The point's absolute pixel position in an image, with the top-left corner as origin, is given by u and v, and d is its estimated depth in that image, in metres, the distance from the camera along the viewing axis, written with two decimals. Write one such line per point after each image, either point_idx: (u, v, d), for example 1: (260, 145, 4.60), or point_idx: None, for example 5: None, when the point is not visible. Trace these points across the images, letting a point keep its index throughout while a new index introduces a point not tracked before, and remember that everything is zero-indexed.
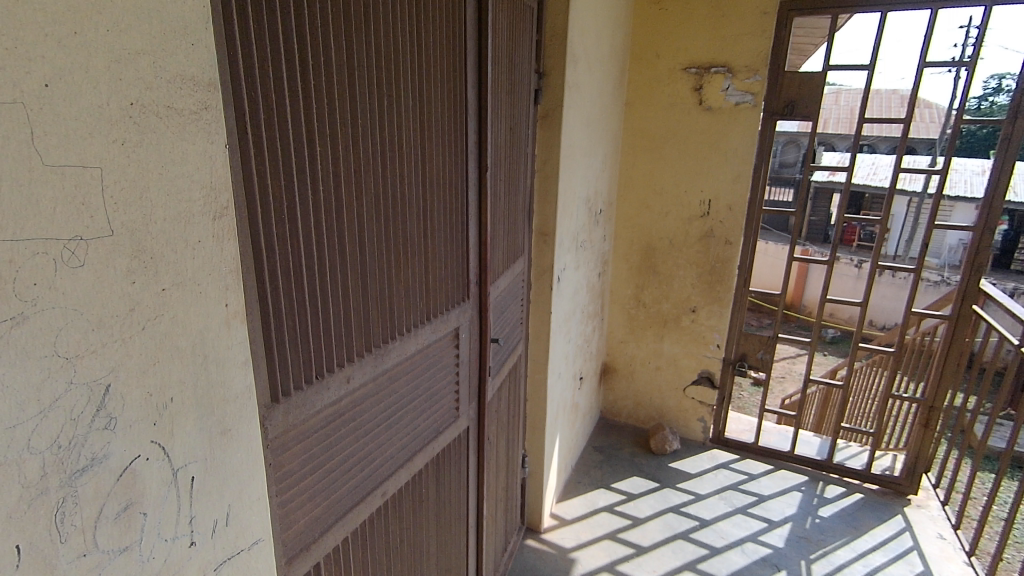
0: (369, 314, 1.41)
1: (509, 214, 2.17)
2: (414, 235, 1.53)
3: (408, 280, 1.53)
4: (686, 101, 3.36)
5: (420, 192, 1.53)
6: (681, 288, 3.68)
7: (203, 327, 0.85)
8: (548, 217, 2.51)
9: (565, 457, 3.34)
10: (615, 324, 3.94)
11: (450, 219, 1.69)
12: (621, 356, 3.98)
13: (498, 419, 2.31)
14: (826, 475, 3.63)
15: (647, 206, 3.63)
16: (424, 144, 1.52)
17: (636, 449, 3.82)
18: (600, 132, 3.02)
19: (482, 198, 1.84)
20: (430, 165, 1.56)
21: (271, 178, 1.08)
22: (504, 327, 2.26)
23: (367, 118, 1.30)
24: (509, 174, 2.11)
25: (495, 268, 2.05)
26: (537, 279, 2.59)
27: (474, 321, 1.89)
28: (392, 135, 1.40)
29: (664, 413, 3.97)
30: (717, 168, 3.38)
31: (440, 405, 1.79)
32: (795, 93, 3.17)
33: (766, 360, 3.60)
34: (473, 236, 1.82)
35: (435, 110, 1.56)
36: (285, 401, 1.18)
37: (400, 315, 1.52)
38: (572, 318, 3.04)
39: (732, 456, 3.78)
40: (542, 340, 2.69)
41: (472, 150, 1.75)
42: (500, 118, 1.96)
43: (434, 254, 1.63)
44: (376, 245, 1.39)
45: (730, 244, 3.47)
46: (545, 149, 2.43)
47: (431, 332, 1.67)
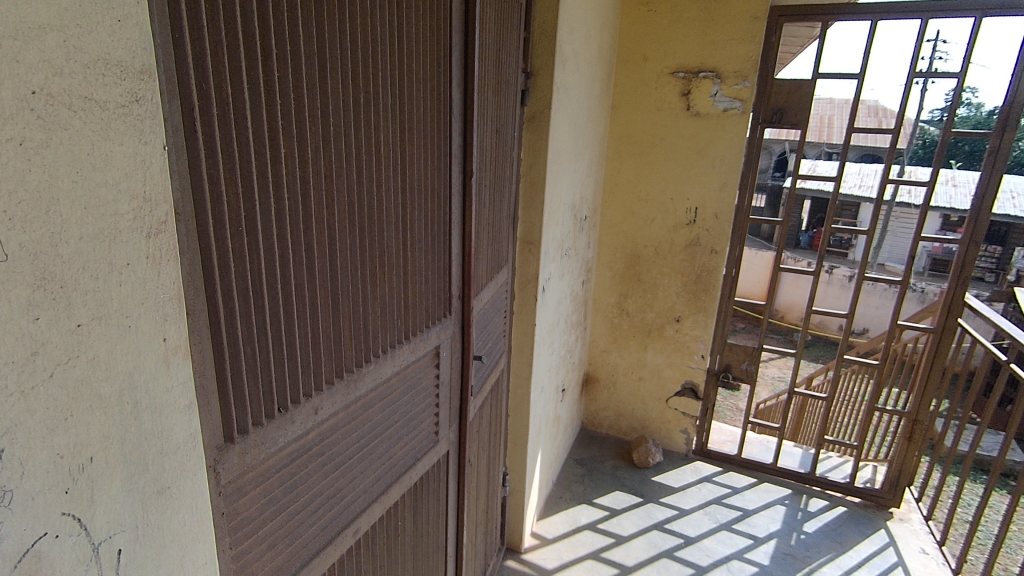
0: (341, 336, 1.26)
1: (493, 222, 2.03)
2: (391, 247, 1.38)
3: (384, 297, 1.38)
4: (674, 105, 3.28)
5: (399, 199, 1.39)
6: (665, 298, 3.60)
7: (133, 367, 0.69)
8: (533, 224, 2.38)
9: (547, 472, 3.22)
10: (598, 334, 3.83)
11: (431, 228, 1.54)
12: (603, 366, 3.89)
13: (479, 440, 2.17)
14: (809, 487, 3.58)
15: (632, 213, 3.54)
16: (403, 147, 1.38)
17: (618, 461, 3.72)
18: (587, 135, 2.91)
19: (466, 206, 1.70)
20: (410, 170, 1.42)
21: (225, 186, 0.92)
22: (486, 341, 2.12)
23: (339, 117, 1.15)
24: (494, 179, 1.97)
25: (478, 280, 1.91)
26: (521, 290, 2.46)
27: (456, 339, 1.75)
28: (368, 136, 1.25)
29: (646, 424, 3.88)
30: (704, 175, 3.31)
31: (418, 430, 1.65)
32: (783, 101, 3.11)
33: (751, 371, 3.54)
34: (456, 246, 1.68)
35: (417, 110, 1.41)
36: (242, 440, 1.03)
37: (375, 335, 1.37)
38: (556, 329, 2.92)
39: (715, 469, 3.71)
40: (525, 353, 2.56)
41: (456, 154, 1.61)
42: (486, 119, 1.82)
43: (413, 268, 1.49)
44: (349, 259, 1.24)
45: (716, 253, 3.40)
46: (530, 153, 2.30)
47: (409, 353, 1.52)
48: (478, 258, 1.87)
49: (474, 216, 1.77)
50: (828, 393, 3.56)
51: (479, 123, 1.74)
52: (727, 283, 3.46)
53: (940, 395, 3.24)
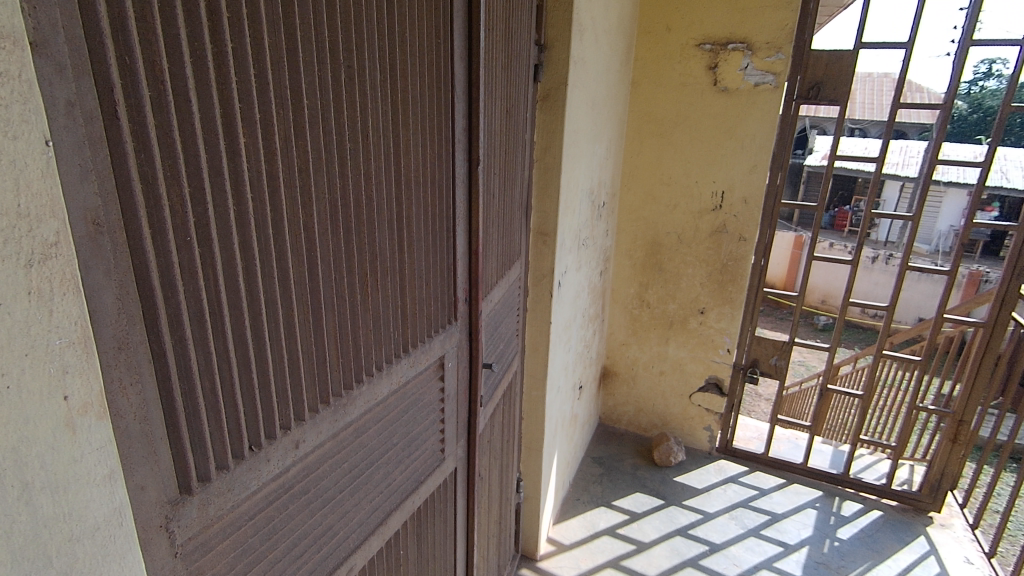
0: (326, 357, 1.08)
1: (503, 214, 1.83)
2: (385, 250, 1.20)
3: (377, 309, 1.20)
4: (699, 81, 3.03)
5: (393, 193, 1.19)
6: (688, 289, 3.39)
7: (19, 440, 0.52)
8: (548, 214, 2.18)
9: (563, 474, 3.06)
10: (617, 326, 3.64)
11: (431, 226, 1.35)
12: (621, 360, 3.70)
13: (490, 451, 2.00)
14: (842, 489, 3.39)
15: (653, 198, 3.31)
16: (398, 133, 1.18)
17: (638, 460, 3.55)
18: (605, 115, 2.68)
19: (472, 198, 1.50)
20: (406, 160, 1.22)
21: (164, 186, 0.74)
22: (497, 345, 1.94)
23: (316, 97, 0.95)
24: (503, 165, 1.76)
25: (487, 280, 1.72)
26: (535, 285, 2.27)
27: (461, 347, 1.57)
28: (353, 121, 1.05)
29: (667, 420, 3.70)
30: (732, 157, 3.07)
31: (422, 450, 1.49)
32: (821, 74, 2.86)
33: (780, 366, 3.32)
34: (461, 244, 1.49)
35: (414, 88, 1.21)
36: (202, 490, 0.86)
37: (367, 352, 1.19)
38: (572, 325, 2.73)
39: (741, 468, 3.53)
40: (540, 354, 2.37)
41: (460, 139, 1.41)
42: (495, 98, 1.61)
43: (411, 272, 1.30)
44: (334, 267, 1.06)
45: (744, 241, 3.17)
46: (544, 136, 2.09)
47: (408, 367, 1.34)
48: (488, 255, 1.68)
49: (482, 208, 1.57)
50: (864, 390, 3.33)
51: (486, 102, 1.54)
52: (756, 273, 3.23)
53: (989, 393, 3.02)
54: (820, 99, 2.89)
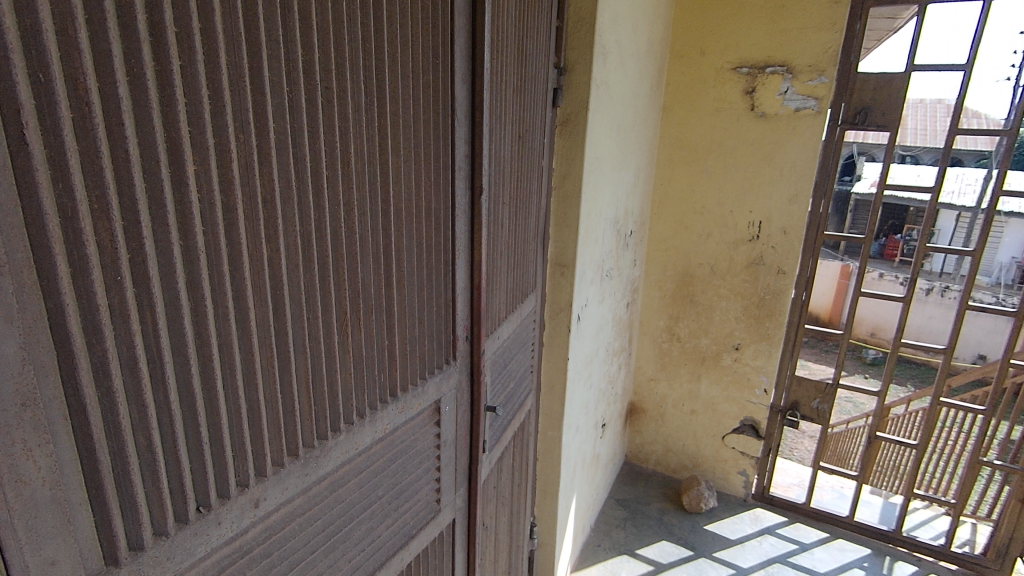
0: (294, 405, 0.98)
1: (514, 245, 1.71)
2: (370, 286, 1.10)
3: (360, 350, 1.10)
4: (735, 105, 2.88)
5: (379, 225, 1.09)
6: (722, 323, 3.19)
7: None
8: (566, 245, 2.05)
9: (583, 518, 2.87)
10: (645, 360, 3.45)
11: (425, 260, 1.25)
12: (650, 396, 3.50)
13: (496, 497, 1.86)
14: (893, 548, 3.09)
15: (685, 227, 3.15)
16: (388, 161, 1.09)
17: (666, 505, 3.32)
18: (632, 140, 2.55)
19: (475, 230, 1.39)
20: (396, 189, 1.12)
21: (88, 220, 0.65)
22: (506, 385, 1.80)
23: (285, 122, 0.86)
24: (515, 194, 1.65)
25: (493, 315, 1.60)
26: (552, 319, 2.14)
27: (461, 389, 1.45)
28: (332, 147, 0.96)
29: (698, 461, 3.47)
30: (770, 185, 2.89)
31: (414, 501, 1.36)
32: (868, 98, 2.68)
33: (823, 410, 3.07)
34: (461, 279, 1.38)
35: (406, 111, 1.12)
36: (133, 561, 0.76)
37: (347, 398, 1.09)
38: (594, 361, 2.57)
39: (779, 519, 3.25)
40: (556, 391, 2.23)
41: (461, 167, 1.31)
42: (506, 123, 1.51)
43: (401, 310, 1.20)
44: (306, 306, 0.97)
45: (783, 274, 2.96)
46: (564, 163, 1.98)
47: (397, 413, 1.23)
48: (494, 290, 1.57)
49: (486, 239, 1.46)
50: (919, 439, 3.04)
51: (493, 127, 1.43)
52: (796, 308, 3.01)
53: None
54: (867, 125, 2.71)
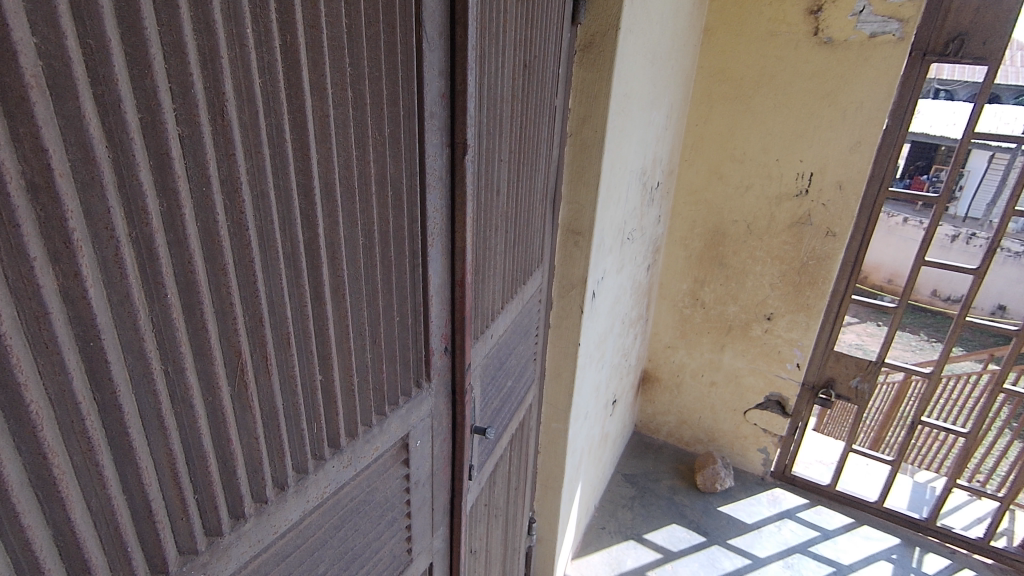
0: (153, 506, 0.62)
1: (514, 215, 1.31)
2: (283, 304, 0.71)
3: (269, 400, 0.73)
4: (795, 28, 2.34)
5: (295, 212, 0.69)
6: (755, 289, 2.79)
7: None
8: (582, 208, 1.63)
9: (587, 502, 2.60)
10: (663, 327, 3.09)
11: (379, 253, 0.85)
12: (666, 364, 3.17)
13: (487, 514, 1.55)
14: (924, 538, 2.82)
15: (719, 178, 2.69)
16: (306, 103, 0.67)
17: (677, 482, 3.07)
18: (667, 71, 2.06)
19: (456, 205, 0.97)
20: (321, 151, 0.71)
21: None
22: (501, 388, 1.45)
23: (60, 29, 0.44)
24: (516, 148, 1.23)
25: (485, 310, 1.22)
26: (561, 297, 1.76)
27: (439, 415, 1.09)
28: (184, 85, 0.54)
29: (715, 435, 3.19)
30: (828, 130, 2.41)
31: (375, 563, 1.04)
32: (966, 22, 2.14)
33: (862, 390, 2.73)
34: (435, 276, 0.98)
35: (335, 26, 0.68)
36: None
37: (252, 468, 0.73)
38: (608, 338, 2.21)
39: (801, 501, 3.00)
40: (562, 379, 1.88)
41: (435, 112, 0.88)
42: (505, 50, 1.07)
43: (341, 329, 0.82)
44: (160, 354, 0.59)
45: (833, 236, 2.53)
46: (583, 103, 1.53)
47: (340, 470, 0.88)
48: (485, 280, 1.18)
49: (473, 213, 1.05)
50: (971, 429, 2.65)
51: (485, 48, 0.98)
52: (843, 276, 2.60)
53: None
54: (962, 57, 2.18)
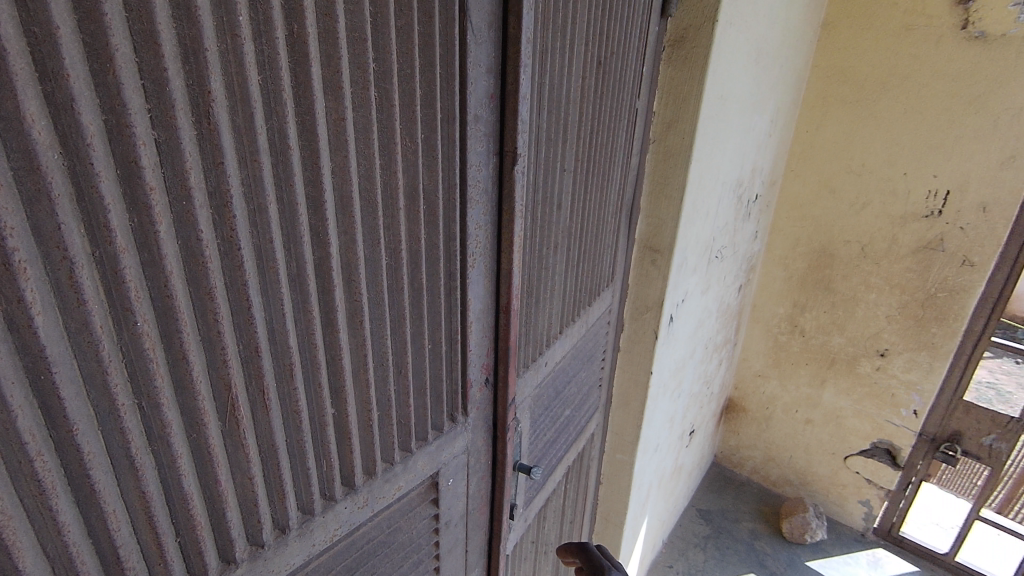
0: (123, 554, 0.55)
1: (580, 231, 1.17)
2: (285, 332, 0.62)
3: (267, 437, 0.65)
4: (936, 21, 2.00)
5: (300, 228, 0.60)
6: (866, 320, 2.45)
7: None
8: (662, 224, 1.46)
9: (654, 538, 2.40)
10: (753, 353, 2.80)
11: (408, 275, 0.75)
12: (754, 394, 2.87)
13: (534, 552, 1.42)
14: None
15: (830, 192, 2.38)
16: (317, 105, 0.58)
17: (758, 526, 2.77)
18: (774, 71, 1.82)
19: (502, 221, 0.86)
20: (336, 160, 0.62)
21: None
22: (556, 419, 1.32)
23: None
24: (584, 156, 1.09)
25: (538, 336, 1.09)
26: (633, 320, 1.59)
27: (476, 451, 0.98)
28: (160, 82, 0.46)
29: (807, 478, 2.85)
30: (972, 140, 2.04)
31: None
32: None
33: (998, 450, 2.31)
34: (476, 301, 0.86)
35: (356, 15, 0.59)
36: None
37: (246, 511, 0.66)
38: (687, 365, 2.00)
39: (909, 567, 2.59)
40: (629, 409, 1.71)
41: (481, 115, 0.76)
42: (574, 45, 0.93)
43: (357, 360, 0.72)
44: (131, 387, 0.52)
45: (970, 265, 2.15)
46: (669, 106, 1.36)
47: (355, 510, 0.79)
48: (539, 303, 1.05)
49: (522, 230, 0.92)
50: None
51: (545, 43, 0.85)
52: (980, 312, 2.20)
53: None
54: None
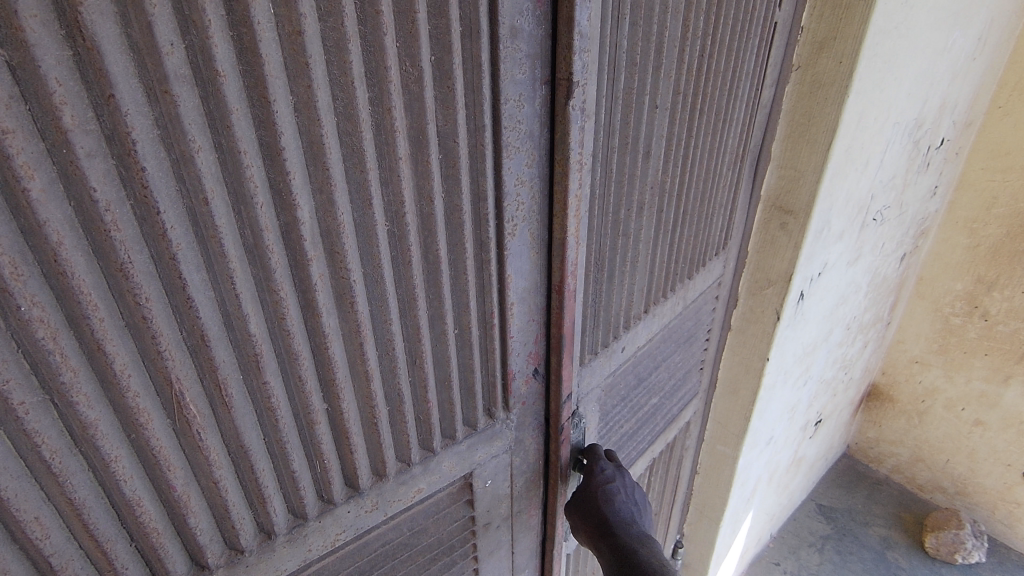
0: (58, 562, 0.47)
1: (680, 187, 0.92)
2: (243, 317, 0.49)
3: (234, 438, 0.54)
4: None
5: (252, 185, 0.46)
6: None
7: None
8: (799, 178, 1.14)
9: (760, 531, 2.13)
10: (913, 336, 2.30)
11: (418, 246, 0.58)
12: (907, 384, 2.39)
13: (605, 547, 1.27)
14: None
15: None
16: (258, 12, 0.41)
17: (894, 534, 2.37)
18: None
19: (553, 175, 0.65)
20: (297, 92, 0.45)
21: None
22: (637, 408, 1.12)
23: None
24: (692, 88, 0.83)
25: (612, 318, 0.89)
26: (749, 294, 1.31)
27: (522, 450, 0.83)
28: None
29: (967, 489, 2.36)
30: None
31: None
32: None
33: None
34: (517, 279, 0.68)
35: None
36: None
37: (217, 516, 0.56)
38: (820, 349, 1.66)
39: None
40: (737, 398, 1.44)
41: (522, 28, 0.55)
42: None
43: (352, 348, 0.59)
44: (35, 382, 0.42)
45: None
46: (826, 18, 1.02)
47: (363, 514, 0.68)
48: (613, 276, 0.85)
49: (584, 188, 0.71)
50: None
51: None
52: None
53: None
54: None
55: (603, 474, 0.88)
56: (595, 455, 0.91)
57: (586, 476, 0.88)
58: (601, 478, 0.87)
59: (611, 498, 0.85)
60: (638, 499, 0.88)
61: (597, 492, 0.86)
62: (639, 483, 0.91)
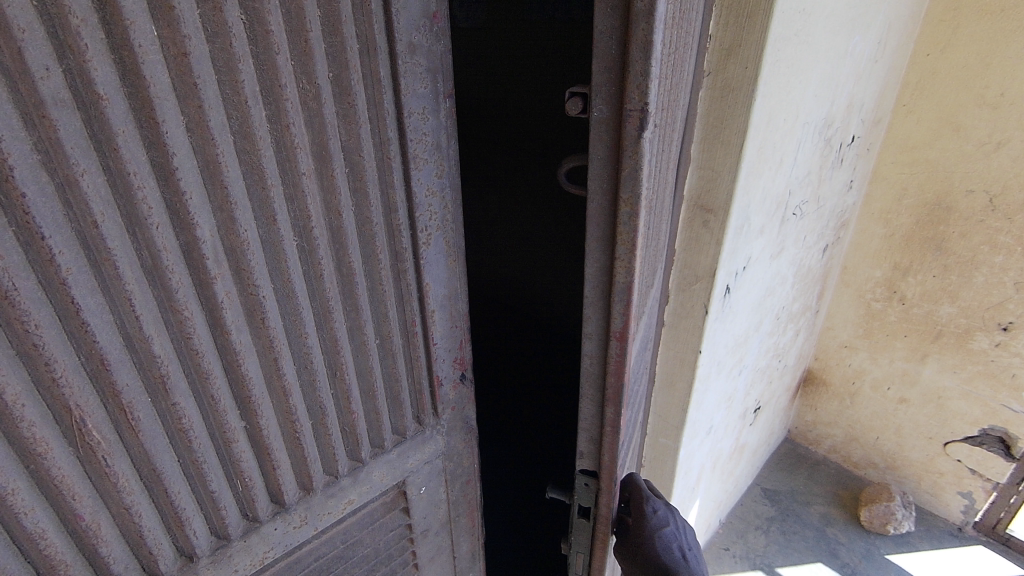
0: None
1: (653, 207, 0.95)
2: (145, 339, 0.49)
3: (145, 462, 0.53)
4: None
5: (145, 206, 0.45)
6: (985, 287, 2.03)
7: None
8: (717, 177, 1.20)
9: (709, 518, 2.21)
10: (840, 323, 2.43)
11: (331, 259, 0.59)
12: (839, 367, 2.52)
13: None
14: None
15: (953, 130, 1.94)
16: (138, 34, 0.41)
17: (832, 511, 2.49)
18: None
19: (618, 216, 0.58)
20: (188, 112, 0.45)
21: None
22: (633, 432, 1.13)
23: None
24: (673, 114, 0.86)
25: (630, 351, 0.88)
26: (680, 291, 1.37)
27: (455, 455, 0.84)
28: None
29: (896, 463, 2.51)
30: None
31: None
32: None
33: None
34: (437, 287, 0.70)
35: None
36: None
37: (132, 543, 0.55)
38: (752, 339, 1.74)
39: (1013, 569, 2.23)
40: (675, 391, 1.50)
41: (420, 44, 0.56)
42: None
43: (268, 365, 0.59)
44: None
45: None
46: (731, 25, 1.07)
47: (291, 530, 0.67)
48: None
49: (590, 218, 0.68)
50: None
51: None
52: None
53: None
54: None
55: (657, 516, 0.89)
56: (644, 496, 0.91)
57: (640, 519, 0.88)
58: (655, 521, 0.88)
59: (669, 545, 0.87)
60: (689, 542, 0.91)
61: (650, 535, 0.88)
62: (689, 524, 0.94)
